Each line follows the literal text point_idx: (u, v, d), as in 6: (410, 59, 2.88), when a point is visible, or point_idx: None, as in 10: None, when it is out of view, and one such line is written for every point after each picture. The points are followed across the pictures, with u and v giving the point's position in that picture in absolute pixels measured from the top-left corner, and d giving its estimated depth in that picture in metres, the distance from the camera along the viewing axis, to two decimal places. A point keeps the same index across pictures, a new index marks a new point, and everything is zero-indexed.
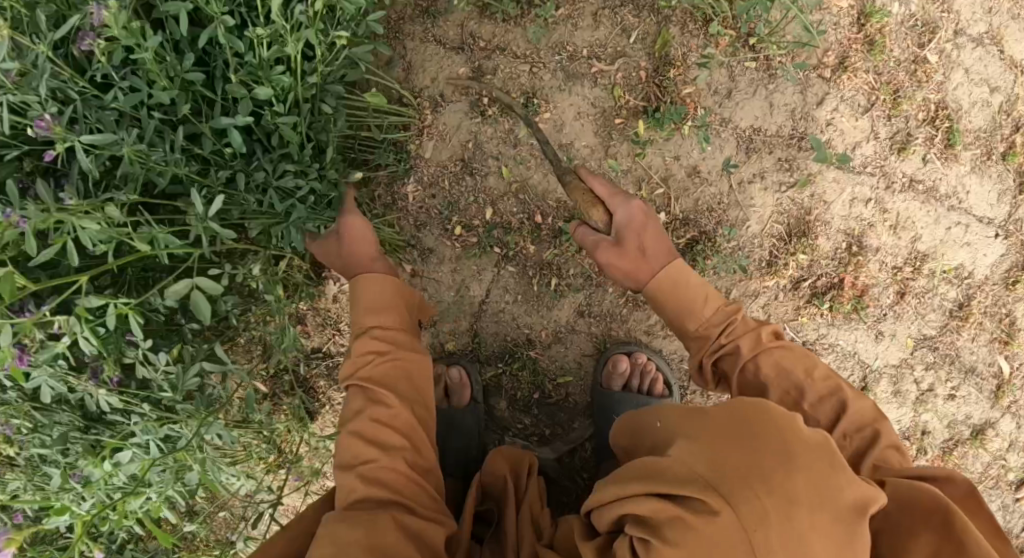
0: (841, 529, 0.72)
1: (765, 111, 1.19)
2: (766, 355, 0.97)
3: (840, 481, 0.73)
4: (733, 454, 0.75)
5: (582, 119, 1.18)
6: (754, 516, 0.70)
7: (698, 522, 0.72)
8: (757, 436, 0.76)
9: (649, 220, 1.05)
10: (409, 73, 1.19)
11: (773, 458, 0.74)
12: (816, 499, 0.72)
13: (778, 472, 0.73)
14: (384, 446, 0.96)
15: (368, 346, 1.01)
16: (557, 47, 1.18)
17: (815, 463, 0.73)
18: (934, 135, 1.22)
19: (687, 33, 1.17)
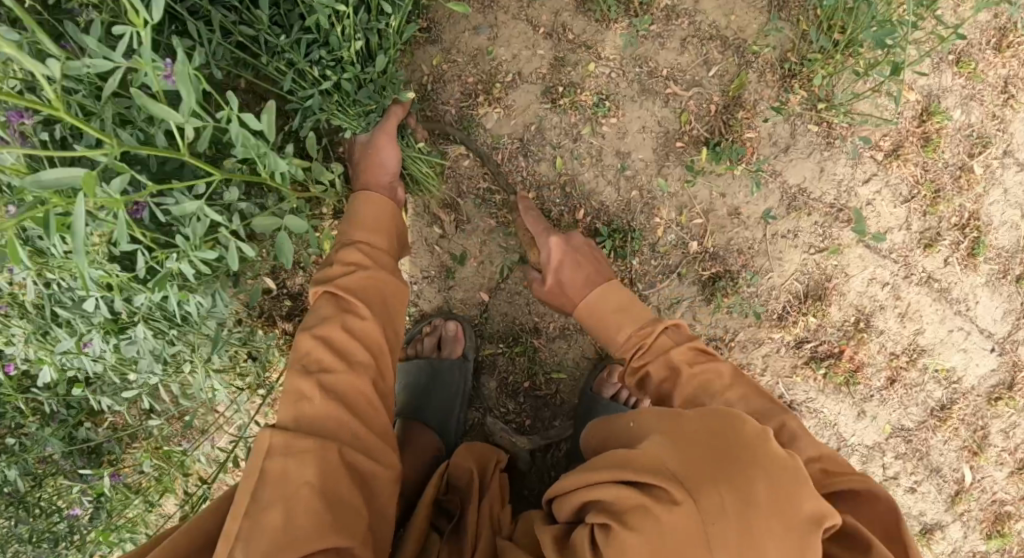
0: (793, 537, 0.75)
1: (814, 174, 1.24)
2: (687, 377, 0.95)
3: (798, 492, 0.76)
4: (703, 454, 0.80)
5: (645, 134, 1.21)
6: (712, 510, 0.75)
7: (659, 511, 0.77)
8: (729, 445, 0.80)
9: (570, 257, 1.09)
10: (494, 44, 1.21)
11: (736, 463, 0.78)
12: (777, 508, 0.75)
13: (741, 473, 0.77)
14: (349, 359, 0.95)
15: (350, 255, 1.01)
16: (640, 60, 1.21)
17: (782, 482, 0.77)
18: (961, 240, 1.27)
19: (764, 81, 1.22)
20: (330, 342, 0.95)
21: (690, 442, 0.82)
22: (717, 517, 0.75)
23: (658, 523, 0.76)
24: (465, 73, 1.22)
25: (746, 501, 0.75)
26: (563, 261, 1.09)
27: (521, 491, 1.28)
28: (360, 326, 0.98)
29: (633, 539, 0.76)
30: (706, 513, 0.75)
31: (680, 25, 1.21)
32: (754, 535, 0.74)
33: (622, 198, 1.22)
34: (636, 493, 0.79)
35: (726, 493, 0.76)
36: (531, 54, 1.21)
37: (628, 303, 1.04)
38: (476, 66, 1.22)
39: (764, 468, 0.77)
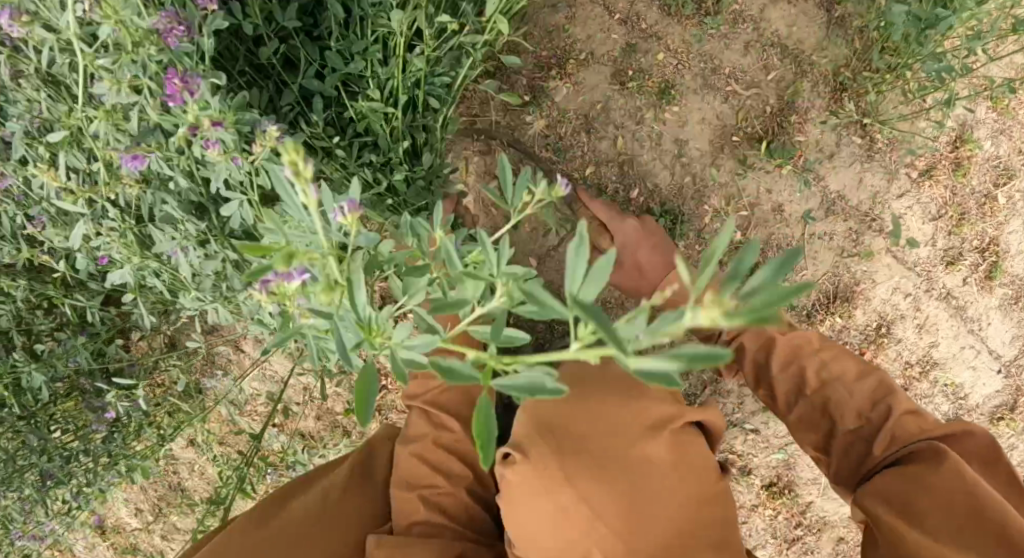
0: (638, 449, 0.89)
1: (854, 183, 1.31)
2: (782, 342, 1.09)
3: (632, 409, 0.93)
4: (547, 407, 0.90)
5: (703, 125, 1.29)
6: (555, 444, 0.84)
7: (523, 466, 0.81)
8: (569, 402, 0.92)
9: (646, 238, 1.21)
10: (570, 24, 1.28)
11: (571, 414, 0.90)
12: (609, 429, 0.90)
13: (572, 413, 0.90)
14: (449, 469, 1.09)
15: (437, 372, 1.14)
16: (705, 57, 1.29)
17: (613, 415, 0.91)
18: (980, 262, 1.35)
19: (817, 91, 1.30)
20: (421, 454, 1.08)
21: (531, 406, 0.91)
22: (561, 447, 0.84)
23: (521, 476, 0.81)
24: (540, 47, 1.29)
25: (581, 436, 0.88)
26: (639, 245, 1.21)
27: None
28: (451, 436, 1.11)
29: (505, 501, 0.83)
30: (552, 455, 0.83)
31: (746, 29, 1.29)
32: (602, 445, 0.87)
33: (675, 183, 1.29)
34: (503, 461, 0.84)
35: (568, 433, 0.87)
36: (605, 37, 1.28)
37: None
38: (551, 42, 1.29)
39: (596, 404, 0.92)
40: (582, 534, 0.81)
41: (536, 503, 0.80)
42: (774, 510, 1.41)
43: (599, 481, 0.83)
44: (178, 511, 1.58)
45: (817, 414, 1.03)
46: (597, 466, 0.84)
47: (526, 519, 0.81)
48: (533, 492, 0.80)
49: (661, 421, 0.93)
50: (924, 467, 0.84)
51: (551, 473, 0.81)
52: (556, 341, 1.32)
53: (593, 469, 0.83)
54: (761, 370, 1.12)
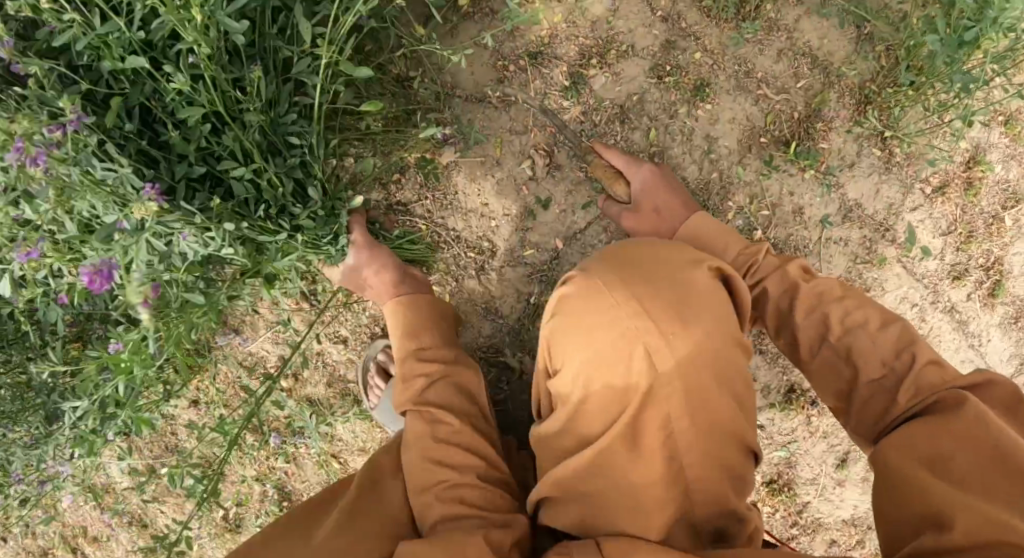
0: (690, 275, 0.91)
1: (871, 193, 1.36)
2: (805, 287, 1.10)
3: (682, 249, 0.96)
4: (605, 253, 0.97)
5: (733, 124, 1.33)
6: (609, 268, 0.90)
7: (572, 291, 0.90)
8: (622, 247, 0.98)
9: (662, 181, 1.25)
10: (613, 16, 1.33)
11: (623, 251, 0.95)
12: (664, 257, 0.93)
13: (629, 251, 0.95)
14: (451, 465, 1.09)
15: (417, 366, 1.18)
16: (740, 60, 1.34)
17: (665, 251, 0.94)
18: (985, 280, 1.41)
19: (842, 102, 1.36)
20: (425, 453, 1.10)
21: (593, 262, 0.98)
22: (615, 269, 0.90)
23: (577, 298, 0.89)
24: (583, 36, 1.33)
25: (629, 259, 0.92)
26: (655, 189, 1.24)
27: None
28: (450, 430, 1.13)
29: (554, 322, 0.90)
30: (598, 272, 0.90)
31: (779, 38, 1.35)
32: (653, 271, 0.90)
33: (703, 177, 1.33)
34: (556, 294, 0.92)
35: (617, 258, 0.93)
36: (646, 32, 1.33)
37: (721, 226, 1.18)
38: (593, 32, 1.33)
39: (645, 245, 0.96)
40: (623, 336, 0.84)
41: (582, 314, 0.87)
42: (772, 508, 1.44)
43: (640, 287, 0.86)
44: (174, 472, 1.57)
45: (840, 360, 1.04)
46: (647, 282, 0.88)
47: (571, 335, 0.87)
48: (576, 309, 0.88)
49: (706, 257, 0.95)
50: (946, 415, 0.87)
51: (595, 287, 0.88)
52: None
53: (642, 283, 0.87)
54: (783, 317, 1.12)
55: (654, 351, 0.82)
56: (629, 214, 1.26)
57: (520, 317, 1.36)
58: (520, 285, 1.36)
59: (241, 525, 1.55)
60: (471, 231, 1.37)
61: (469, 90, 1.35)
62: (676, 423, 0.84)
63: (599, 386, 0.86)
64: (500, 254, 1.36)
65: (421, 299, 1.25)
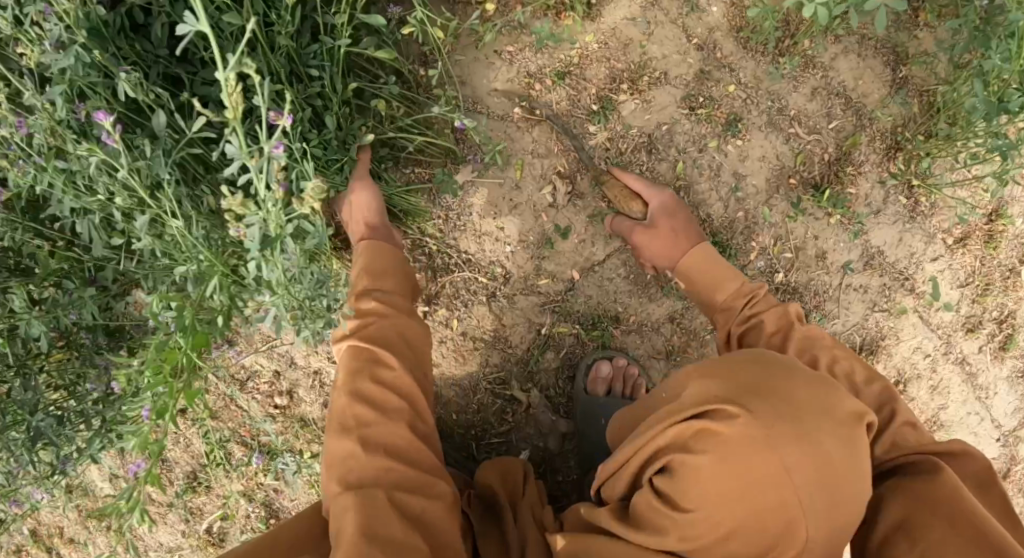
0: (847, 433, 0.82)
1: (894, 241, 1.34)
2: (801, 327, 1.06)
3: (836, 390, 0.85)
4: (746, 372, 0.86)
5: (763, 163, 1.29)
6: (765, 415, 0.80)
7: (718, 428, 0.81)
8: (766, 367, 0.86)
9: (679, 210, 1.22)
10: (648, 40, 1.28)
11: (771, 377, 0.85)
12: (819, 402, 0.83)
13: (779, 382, 0.84)
14: (384, 409, 1.03)
15: (369, 307, 1.07)
16: (773, 96, 1.29)
17: (818, 387, 0.85)
18: (997, 333, 1.39)
19: (873, 146, 1.32)
20: (355, 392, 1.03)
21: (727, 370, 0.86)
22: (772, 421, 0.80)
23: (721, 439, 0.80)
24: (615, 59, 1.28)
25: (791, 400, 0.82)
26: (673, 215, 1.21)
27: (556, 475, 1.32)
28: (390, 375, 1.05)
29: (703, 457, 0.80)
30: (765, 420, 0.80)
31: (815, 75, 1.30)
32: (813, 429, 0.80)
33: (728, 216, 1.29)
34: (700, 419, 0.82)
35: (776, 397, 0.82)
36: (680, 60, 1.28)
37: (719, 258, 1.15)
38: (626, 55, 1.28)
39: (792, 374, 0.86)
40: (785, 503, 0.78)
41: (744, 461, 0.79)
42: None
43: (816, 450, 0.79)
44: (155, 482, 1.48)
45: None
46: (810, 446, 0.79)
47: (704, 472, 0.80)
48: (738, 458, 0.79)
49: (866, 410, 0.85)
50: (922, 482, 0.86)
51: (767, 442, 0.79)
52: (587, 355, 1.30)
53: (804, 448, 0.79)
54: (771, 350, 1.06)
55: (796, 526, 0.79)
56: (640, 229, 1.21)
57: (529, 347, 1.31)
58: (531, 314, 1.30)
59: (223, 541, 1.48)
60: (484, 255, 1.30)
61: (491, 106, 1.28)
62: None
63: (738, 538, 0.80)
64: (514, 280, 1.30)
65: (389, 251, 1.14)
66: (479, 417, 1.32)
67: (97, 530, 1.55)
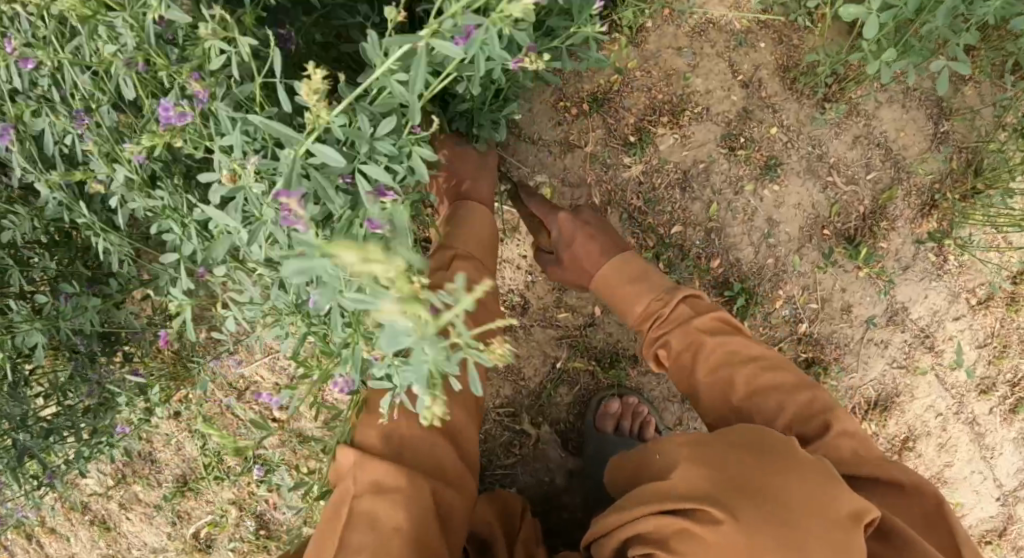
0: (841, 534, 0.76)
1: (919, 298, 1.31)
2: (710, 342, 1.00)
3: (836, 490, 0.78)
4: (735, 470, 0.80)
5: (798, 210, 1.26)
6: (754, 523, 0.76)
7: (703, 534, 0.77)
8: (758, 461, 0.81)
9: (582, 228, 1.15)
10: (692, 73, 1.23)
11: (765, 471, 0.80)
12: (811, 503, 0.77)
13: (771, 483, 0.78)
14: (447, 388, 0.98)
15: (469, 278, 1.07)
16: (814, 141, 1.26)
17: (814, 486, 0.78)
18: (1009, 396, 1.38)
19: (908, 200, 1.29)
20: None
21: (711, 463, 0.82)
22: (760, 533, 0.75)
23: (705, 542, 0.77)
24: (656, 90, 1.23)
25: (782, 504, 0.77)
26: (575, 237, 1.14)
27: (558, 512, 1.29)
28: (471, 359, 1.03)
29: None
30: (755, 529, 0.75)
31: (858, 123, 1.26)
32: (802, 542, 0.75)
33: (757, 261, 1.25)
34: (679, 517, 0.79)
35: (763, 501, 0.77)
36: (724, 96, 1.24)
37: (641, 273, 1.10)
38: (668, 86, 1.23)
39: (788, 470, 0.80)
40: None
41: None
42: None
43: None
44: (144, 483, 1.49)
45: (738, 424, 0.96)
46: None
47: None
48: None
49: (866, 509, 0.78)
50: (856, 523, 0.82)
51: (752, 553, 0.75)
52: (600, 393, 1.27)
53: None
54: (685, 370, 1.02)
55: None
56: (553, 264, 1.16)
57: (543, 380, 1.27)
58: (547, 347, 1.26)
59: (210, 547, 1.48)
60: (503, 283, 1.25)
61: (524, 128, 1.23)
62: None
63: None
64: (532, 311, 1.25)
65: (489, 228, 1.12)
66: (485, 447, 1.28)
67: (79, 524, 1.53)
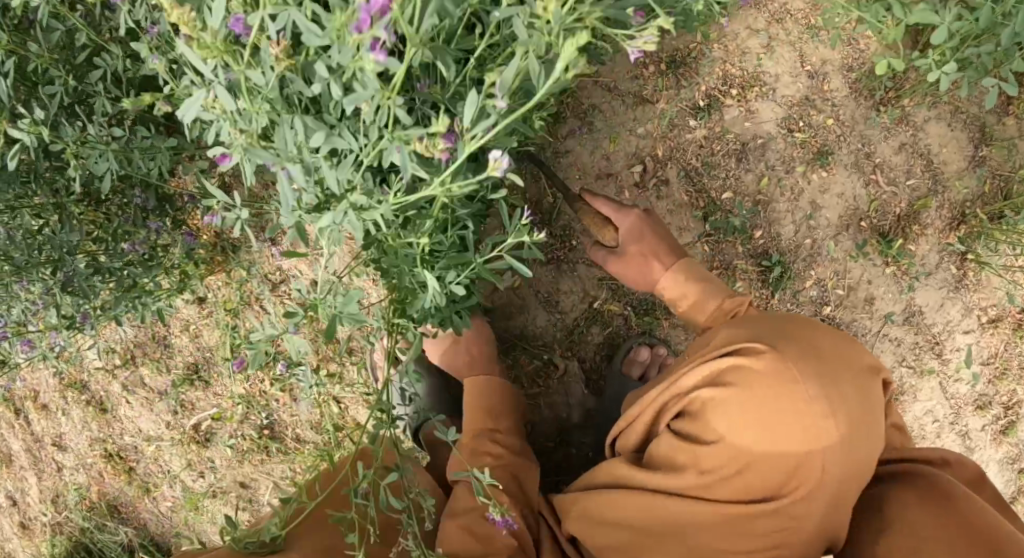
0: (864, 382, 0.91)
1: (936, 305, 1.39)
2: None
3: (858, 350, 0.94)
4: (768, 323, 0.95)
5: (840, 199, 1.34)
6: (792, 350, 0.89)
7: (748, 362, 0.89)
8: (792, 322, 0.96)
9: (650, 227, 1.15)
10: (765, 55, 1.31)
11: (799, 326, 0.94)
12: (839, 351, 0.92)
13: (805, 332, 0.93)
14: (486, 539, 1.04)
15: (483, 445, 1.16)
16: (864, 139, 1.34)
17: (840, 339, 0.94)
18: (1003, 417, 1.44)
19: (940, 211, 1.37)
20: (466, 526, 1.06)
21: (754, 323, 0.96)
22: (799, 355, 0.88)
23: (749, 369, 0.88)
24: (731, 64, 1.31)
25: (819, 349, 0.91)
26: (642, 235, 1.15)
27: (569, 448, 1.33)
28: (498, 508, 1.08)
29: (735, 386, 0.88)
30: (795, 354, 0.89)
31: (906, 131, 1.35)
32: (833, 371, 0.89)
33: (796, 240, 1.33)
34: (724, 359, 0.91)
35: (803, 342, 0.91)
36: (791, 81, 1.32)
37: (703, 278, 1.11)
38: (742, 62, 1.31)
39: (820, 329, 0.94)
40: (810, 433, 0.85)
41: (771, 393, 0.87)
42: None
43: (837, 391, 0.87)
44: (152, 366, 1.44)
45: None
46: (829, 378, 0.88)
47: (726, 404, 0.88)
48: (761, 390, 0.87)
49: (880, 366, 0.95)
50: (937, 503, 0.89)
51: (792, 369, 0.87)
52: (631, 338, 1.31)
53: (824, 380, 0.87)
54: None
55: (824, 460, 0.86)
56: (613, 257, 1.17)
57: (577, 317, 1.32)
58: (588, 285, 1.31)
59: (209, 441, 1.46)
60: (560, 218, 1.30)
61: (602, 75, 1.30)
62: (805, 522, 0.88)
63: (755, 469, 0.88)
64: (581, 249, 1.31)
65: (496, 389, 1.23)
66: (511, 373, 1.33)
67: (73, 402, 1.47)
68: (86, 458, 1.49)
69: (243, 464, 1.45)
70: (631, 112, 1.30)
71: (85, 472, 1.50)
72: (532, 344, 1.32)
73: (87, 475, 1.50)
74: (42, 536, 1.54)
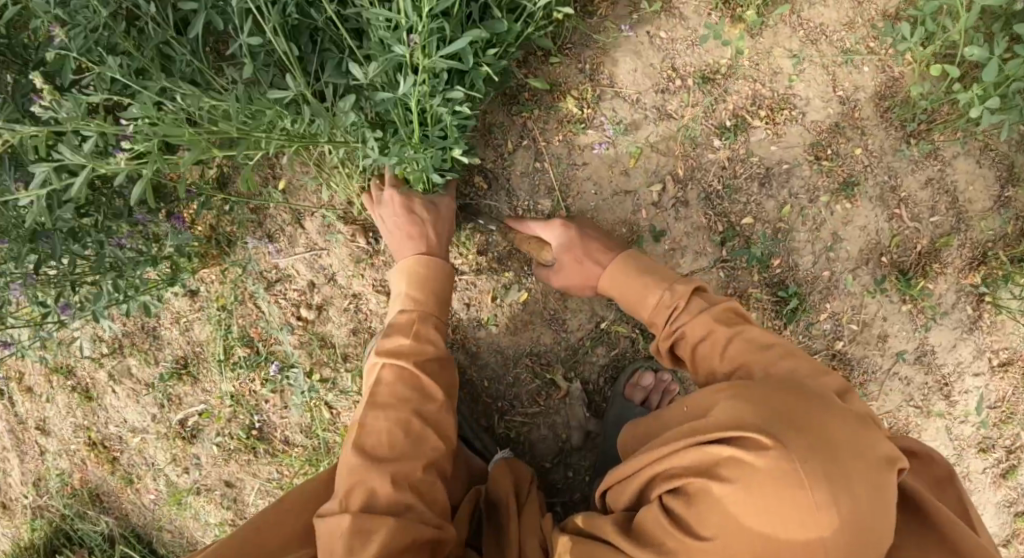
0: (881, 478, 0.79)
1: (948, 345, 1.35)
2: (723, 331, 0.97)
3: (876, 437, 0.82)
4: (773, 400, 0.83)
5: (862, 233, 1.30)
6: (801, 448, 0.78)
7: (750, 458, 0.79)
8: (802, 398, 0.83)
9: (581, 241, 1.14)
10: (797, 77, 1.26)
11: (811, 411, 0.82)
12: (854, 442, 0.80)
13: (817, 417, 0.81)
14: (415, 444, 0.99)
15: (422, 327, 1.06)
16: (891, 171, 1.29)
17: (856, 423, 0.82)
18: (1004, 461, 1.40)
19: (962, 249, 1.33)
20: (398, 421, 0.99)
21: (759, 399, 0.84)
22: (807, 455, 0.78)
23: (751, 467, 0.78)
24: (761, 85, 1.26)
25: (831, 441, 0.80)
26: (575, 250, 1.13)
27: (565, 469, 1.30)
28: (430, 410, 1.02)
29: (732, 486, 0.79)
30: (800, 453, 0.78)
31: (933, 166, 1.30)
32: (844, 470, 0.78)
33: (813, 271, 1.29)
34: (724, 450, 0.81)
35: (815, 437, 0.79)
36: (821, 106, 1.27)
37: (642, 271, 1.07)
38: (772, 83, 1.26)
39: (832, 409, 0.82)
40: (814, 542, 0.77)
41: (779, 498, 0.77)
42: None
43: (848, 492, 0.77)
44: (140, 356, 1.39)
45: None
46: (840, 483, 0.77)
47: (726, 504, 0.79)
48: (763, 494, 0.78)
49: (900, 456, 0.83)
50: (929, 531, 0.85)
51: (796, 475, 0.77)
52: (637, 361, 1.27)
53: (833, 486, 0.77)
54: (704, 357, 0.98)
55: None
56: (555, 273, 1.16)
57: (583, 337, 1.27)
58: (597, 305, 1.27)
59: (194, 437, 1.41)
60: None
61: (625, 87, 1.25)
62: None
63: None
64: None
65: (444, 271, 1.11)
66: (512, 390, 1.29)
67: (59, 387, 1.43)
68: (70, 444, 1.45)
69: (229, 462, 1.40)
70: (654, 128, 1.25)
71: (68, 458, 1.46)
72: (535, 361, 1.28)
73: (70, 461, 1.46)
74: (22, 518, 1.49)
